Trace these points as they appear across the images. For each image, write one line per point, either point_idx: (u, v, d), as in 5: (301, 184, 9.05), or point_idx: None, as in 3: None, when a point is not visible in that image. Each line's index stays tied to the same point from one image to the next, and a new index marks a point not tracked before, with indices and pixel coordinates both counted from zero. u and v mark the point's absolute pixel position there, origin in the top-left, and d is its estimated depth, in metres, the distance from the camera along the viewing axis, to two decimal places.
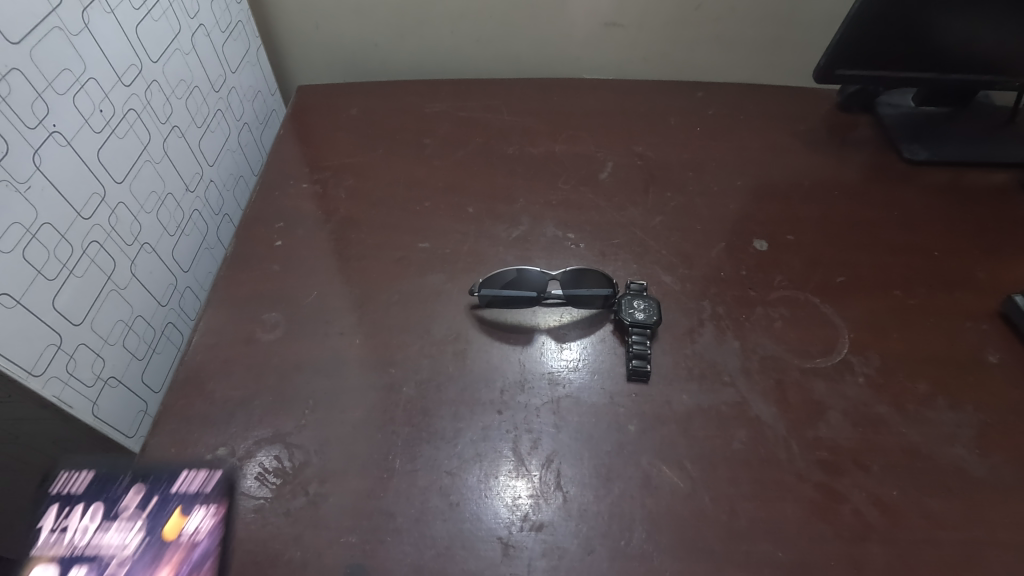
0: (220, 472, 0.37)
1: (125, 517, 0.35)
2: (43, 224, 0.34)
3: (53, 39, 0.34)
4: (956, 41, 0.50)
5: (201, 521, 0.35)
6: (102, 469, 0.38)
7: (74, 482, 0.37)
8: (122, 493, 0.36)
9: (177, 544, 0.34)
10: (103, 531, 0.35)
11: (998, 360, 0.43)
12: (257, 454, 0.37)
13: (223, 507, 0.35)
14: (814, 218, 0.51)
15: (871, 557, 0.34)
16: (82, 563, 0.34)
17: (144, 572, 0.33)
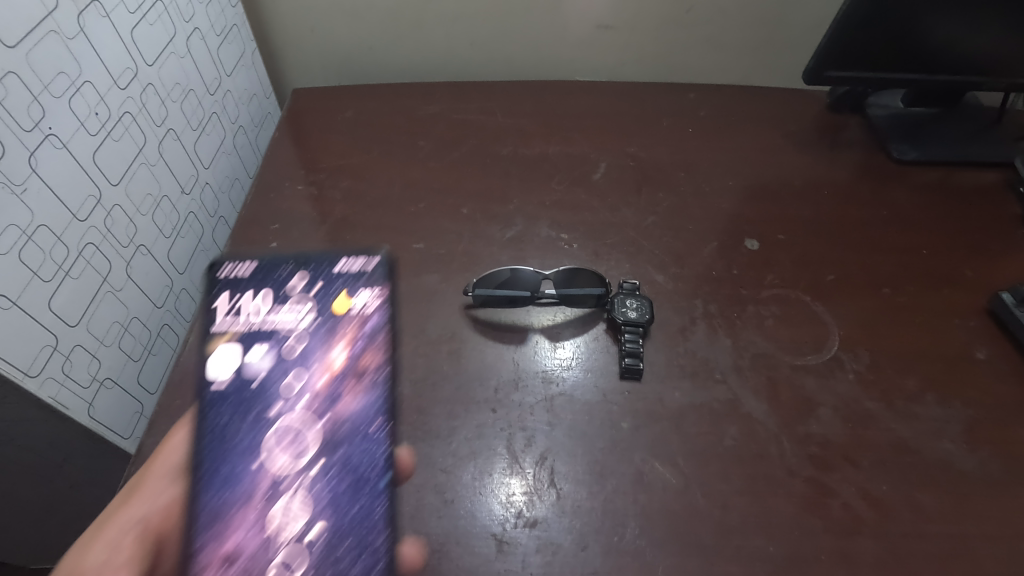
0: (372, 260, 0.37)
1: (296, 289, 0.36)
2: (39, 226, 0.34)
3: (49, 44, 0.34)
4: (942, 43, 0.51)
5: (369, 289, 0.36)
6: (238, 268, 0.36)
7: (237, 267, 0.36)
8: (281, 269, 0.36)
9: (346, 314, 0.35)
10: (272, 291, 0.36)
11: (985, 356, 0.43)
12: (292, 303, 0.35)
13: (379, 276, 0.36)
14: (804, 217, 0.51)
15: (860, 551, 0.35)
16: (263, 341, 0.34)
17: (318, 375, 0.34)
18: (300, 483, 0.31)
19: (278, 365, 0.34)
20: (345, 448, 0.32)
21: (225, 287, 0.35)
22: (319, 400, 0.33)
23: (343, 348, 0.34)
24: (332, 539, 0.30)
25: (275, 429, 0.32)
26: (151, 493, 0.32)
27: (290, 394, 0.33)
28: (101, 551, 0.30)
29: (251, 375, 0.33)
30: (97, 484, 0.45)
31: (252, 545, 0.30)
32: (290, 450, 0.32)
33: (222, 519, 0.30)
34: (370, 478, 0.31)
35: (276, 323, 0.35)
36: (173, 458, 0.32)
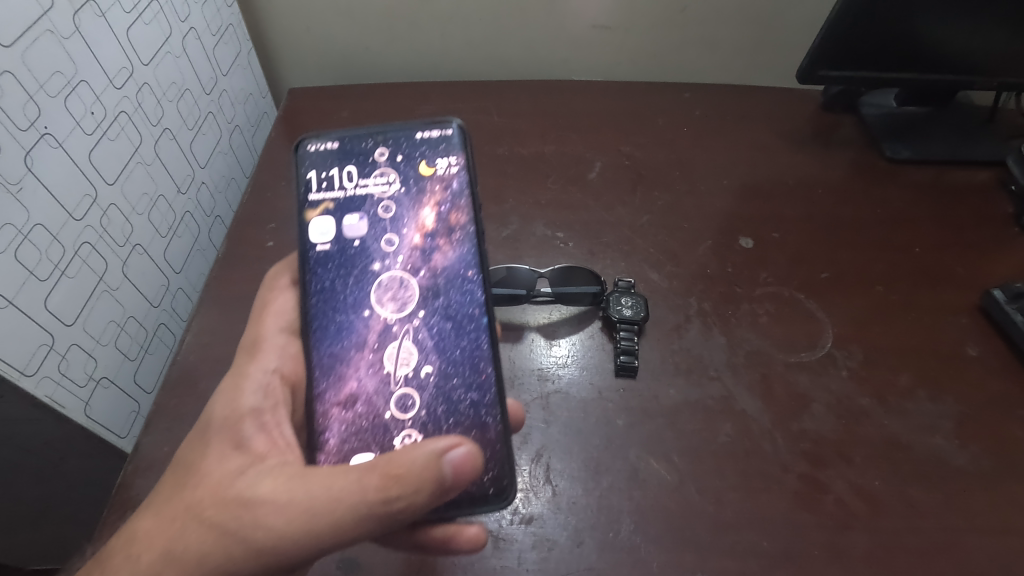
0: (447, 129, 0.40)
1: (383, 155, 0.39)
2: (34, 225, 0.34)
3: (45, 44, 0.34)
4: (934, 43, 0.51)
5: (448, 152, 0.39)
6: (330, 140, 0.39)
7: (317, 139, 0.39)
8: (362, 138, 0.39)
9: (429, 175, 0.39)
10: (359, 162, 0.39)
11: (977, 352, 0.44)
12: (376, 173, 0.39)
13: (456, 137, 0.39)
14: (798, 215, 0.52)
15: (853, 546, 0.35)
16: (356, 210, 0.38)
17: (409, 235, 0.37)
18: (407, 324, 0.35)
19: (375, 223, 0.38)
20: (443, 295, 0.36)
21: (315, 159, 0.39)
22: (416, 251, 0.37)
23: (434, 203, 0.38)
24: (443, 375, 0.34)
25: (380, 281, 0.36)
26: (274, 349, 0.35)
27: (389, 247, 0.37)
28: (251, 394, 0.32)
29: (353, 230, 0.37)
30: (93, 484, 0.45)
31: (375, 381, 0.34)
32: (393, 301, 0.36)
33: (338, 361, 0.34)
34: (472, 316, 0.35)
35: (368, 186, 0.38)
36: (285, 317, 0.36)
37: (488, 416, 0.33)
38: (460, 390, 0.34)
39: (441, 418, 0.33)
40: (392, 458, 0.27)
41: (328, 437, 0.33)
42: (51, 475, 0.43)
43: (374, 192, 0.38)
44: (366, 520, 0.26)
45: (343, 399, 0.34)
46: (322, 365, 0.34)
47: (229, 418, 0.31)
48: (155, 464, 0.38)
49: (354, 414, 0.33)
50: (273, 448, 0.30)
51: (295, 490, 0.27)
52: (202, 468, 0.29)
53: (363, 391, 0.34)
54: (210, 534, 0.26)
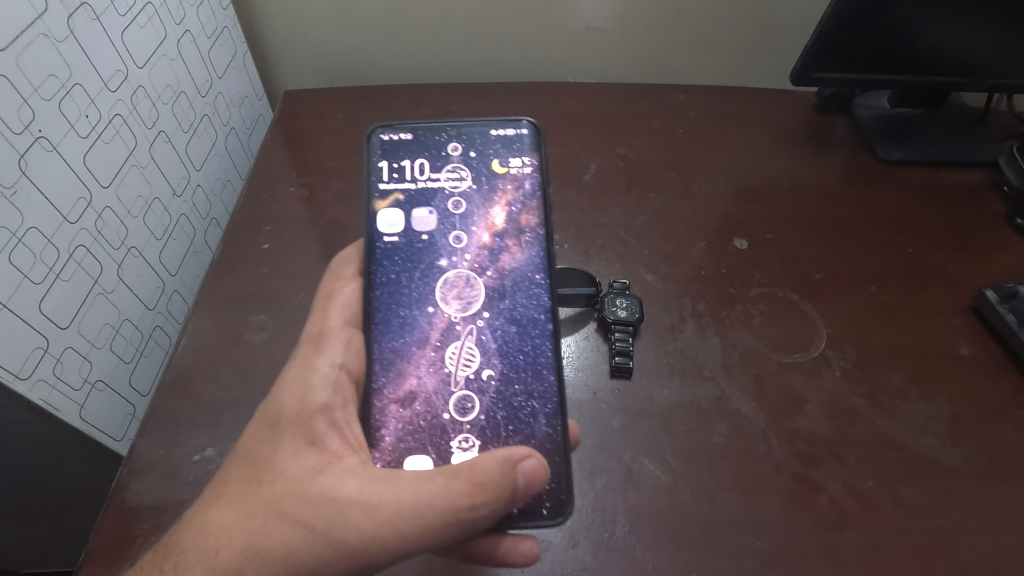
0: (521, 128, 0.41)
1: (456, 148, 0.41)
2: (29, 228, 0.34)
3: (39, 47, 0.34)
4: (926, 45, 0.51)
5: (521, 154, 0.41)
6: (406, 134, 0.41)
7: (393, 131, 0.41)
8: (438, 133, 0.41)
9: (501, 173, 0.41)
10: (431, 156, 0.41)
11: (969, 352, 0.44)
12: (448, 166, 0.41)
13: (529, 137, 0.41)
14: (791, 216, 0.52)
15: (846, 545, 0.35)
16: (422, 204, 0.40)
17: (476, 236, 0.39)
18: (470, 326, 0.37)
19: (442, 220, 0.40)
20: (510, 296, 0.38)
21: (388, 151, 0.41)
22: (482, 253, 0.39)
23: (504, 203, 0.40)
24: (505, 377, 0.36)
25: (444, 281, 0.38)
26: (341, 342, 0.34)
27: (455, 247, 0.39)
28: (324, 390, 0.31)
29: (419, 226, 0.39)
30: (88, 488, 0.45)
31: (435, 380, 0.36)
32: (456, 302, 0.38)
33: (400, 358, 0.36)
34: (538, 318, 0.37)
35: (440, 182, 0.40)
36: (349, 306, 0.36)
37: (551, 420, 0.35)
38: (523, 392, 0.35)
39: (503, 417, 0.35)
40: (474, 465, 0.28)
41: (387, 434, 0.34)
42: (46, 479, 0.43)
43: (445, 188, 0.40)
44: (450, 526, 0.27)
45: (404, 397, 0.35)
46: (388, 362, 0.36)
47: (301, 412, 0.30)
48: (151, 466, 0.38)
49: (412, 411, 0.35)
50: (347, 445, 0.30)
51: (381, 492, 0.27)
52: (278, 465, 0.28)
53: (423, 390, 0.35)
54: (295, 531, 0.27)
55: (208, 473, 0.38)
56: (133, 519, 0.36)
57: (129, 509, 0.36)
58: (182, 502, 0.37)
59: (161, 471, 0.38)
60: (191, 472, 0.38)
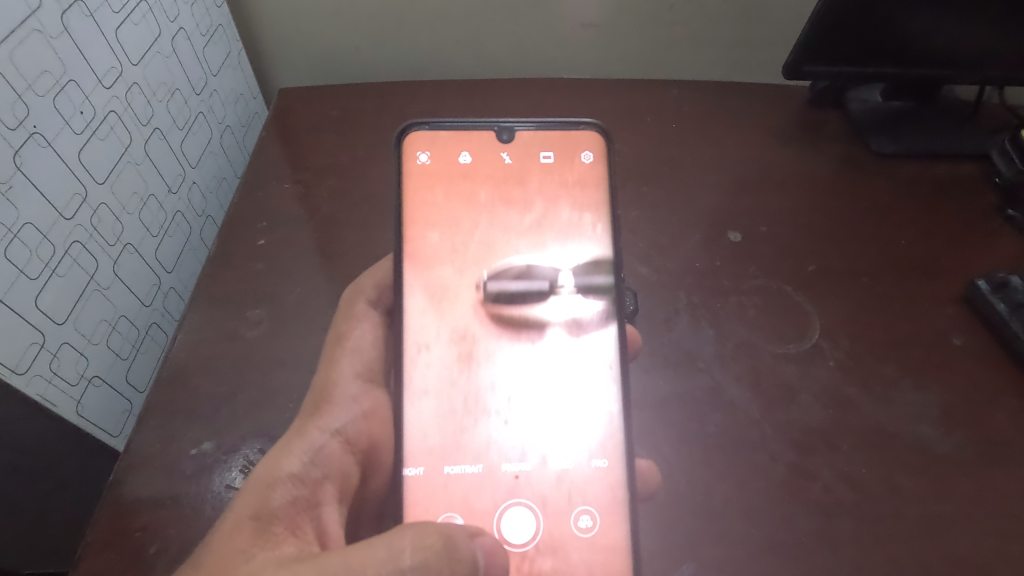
0: (582, 129, 0.39)
1: (517, 151, 0.39)
2: (24, 223, 0.35)
3: (33, 43, 0.35)
4: (917, 37, 0.52)
5: (588, 159, 0.39)
6: (453, 139, 0.39)
7: (434, 134, 0.39)
8: (494, 134, 0.39)
9: (569, 186, 0.39)
10: (488, 160, 0.39)
11: (961, 342, 0.44)
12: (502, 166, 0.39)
13: (597, 138, 0.39)
14: (786, 209, 0.52)
15: (839, 531, 0.36)
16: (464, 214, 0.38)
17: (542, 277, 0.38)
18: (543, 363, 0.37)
19: (503, 247, 0.38)
20: (590, 330, 0.37)
21: (435, 157, 0.39)
22: (556, 284, 0.38)
23: (574, 224, 0.39)
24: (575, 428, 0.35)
25: (514, 312, 0.37)
26: (346, 402, 0.37)
27: (520, 276, 0.38)
28: (297, 458, 0.33)
29: (484, 252, 0.38)
30: (85, 486, 0.45)
31: (494, 430, 0.35)
32: (529, 338, 0.37)
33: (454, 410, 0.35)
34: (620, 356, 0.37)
35: (499, 204, 0.38)
36: (361, 361, 0.39)
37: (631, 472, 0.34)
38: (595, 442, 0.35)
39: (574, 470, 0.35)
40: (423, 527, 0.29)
41: (428, 496, 0.34)
42: (46, 477, 0.43)
43: (517, 198, 0.38)
44: None
45: (462, 451, 0.35)
46: (439, 422, 0.35)
47: (265, 478, 0.32)
48: (148, 461, 0.38)
49: (464, 472, 0.34)
50: (292, 531, 0.30)
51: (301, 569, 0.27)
52: (215, 542, 0.29)
53: (470, 446, 0.35)
54: None
55: (204, 466, 0.38)
56: (131, 513, 0.37)
57: (126, 503, 0.37)
58: (178, 495, 0.37)
59: (158, 465, 0.38)
60: (188, 466, 0.38)
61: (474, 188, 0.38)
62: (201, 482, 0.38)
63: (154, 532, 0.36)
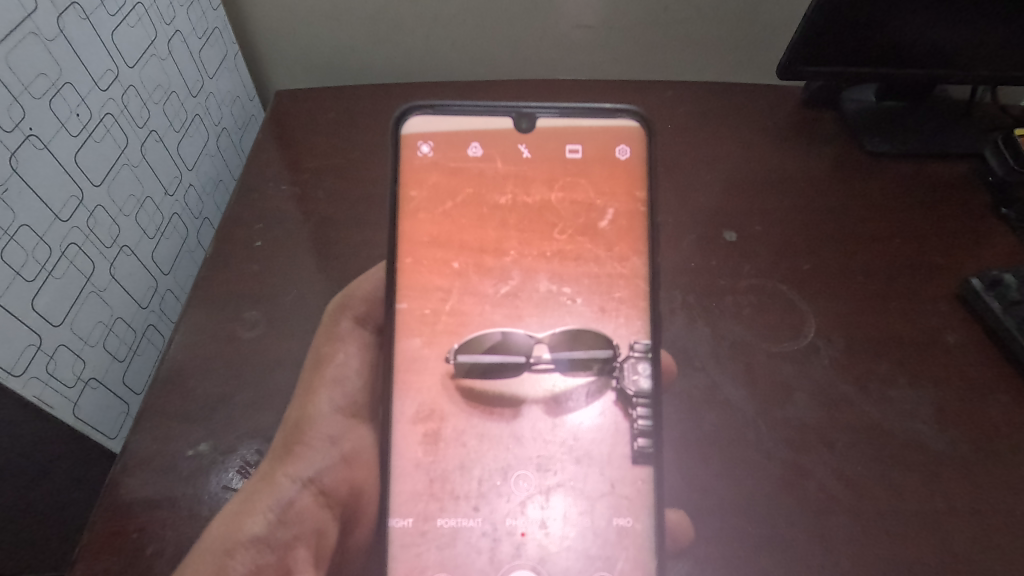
0: (619, 118, 0.38)
1: (536, 141, 0.38)
2: (20, 225, 0.35)
3: (29, 45, 0.35)
4: (910, 37, 0.52)
5: (622, 154, 0.38)
6: (469, 123, 0.38)
7: (445, 116, 0.38)
8: (495, 167, 0.38)
9: (548, 258, 0.38)
10: (501, 146, 0.38)
11: (955, 340, 0.45)
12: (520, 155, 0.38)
13: (637, 132, 0.38)
14: (780, 209, 0.52)
15: (834, 527, 0.37)
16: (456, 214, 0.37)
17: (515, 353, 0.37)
18: (517, 445, 0.36)
19: (476, 318, 0.37)
20: (567, 412, 0.36)
21: (442, 144, 0.38)
22: (532, 357, 0.37)
23: (553, 298, 0.37)
24: (570, 480, 0.36)
25: (488, 387, 0.36)
26: (319, 450, 0.38)
27: (496, 348, 0.37)
28: (258, 519, 0.34)
29: (454, 321, 0.37)
30: (75, 492, 0.45)
31: (471, 493, 0.35)
32: (501, 416, 0.36)
33: (441, 461, 0.36)
34: (605, 430, 0.36)
35: (473, 271, 0.37)
36: (341, 402, 0.39)
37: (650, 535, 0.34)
38: (596, 497, 0.35)
39: (565, 524, 0.35)
40: None
41: (409, 553, 0.34)
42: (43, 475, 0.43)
43: (532, 184, 0.38)
44: None
45: (439, 506, 0.35)
46: (420, 473, 0.35)
47: (224, 542, 0.33)
48: (144, 462, 0.39)
49: (453, 523, 0.35)
50: None
51: None
52: None
53: (453, 498, 0.35)
54: None
55: (201, 467, 0.38)
56: (127, 514, 0.37)
57: (122, 504, 0.37)
58: (175, 496, 0.37)
59: (154, 466, 0.38)
60: (185, 467, 0.38)
61: (483, 173, 0.38)
62: (198, 482, 0.38)
63: (151, 533, 0.36)
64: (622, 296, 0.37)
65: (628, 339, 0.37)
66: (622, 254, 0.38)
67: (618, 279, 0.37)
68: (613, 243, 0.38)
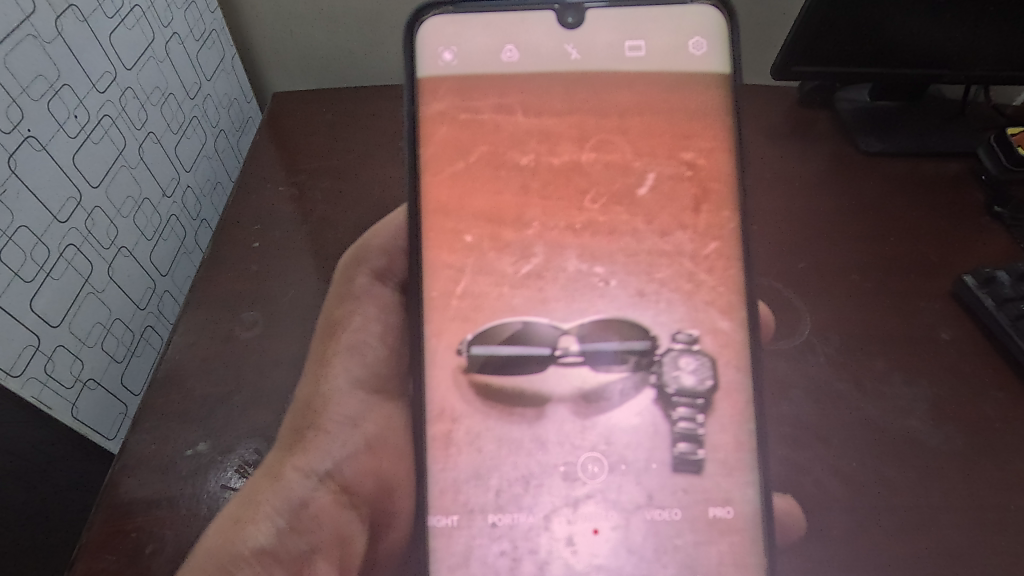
0: (692, 7, 0.36)
1: (581, 35, 0.36)
2: (19, 226, 0.35)
3: (27, 48, 0.35)
4: (903, 37, 0.53)
5: (694, 45, 0.36)
6: (504, 22, 0.36)
7: (484, 16, 0.36)
8: (514, 121, 0.36)
9: (576, 231, 0.36)
10: (540, 42, 0.36)
11: (949, 337, 0.45)
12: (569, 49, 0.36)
13: (715, 23, 0.36)
14: (775, 208, 0.53)
15: (829, 523, 0.37)
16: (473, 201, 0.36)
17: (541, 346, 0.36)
18: (541, 450, 0.35)
19: (494, 299, 0.36)
20: (603, 411, 0.35)
21: (469, 47, 0.36)
22: (558, 349, 0.36)
23: (583, 279, 0.36)
24: (600, 490, 0.35)
25: (506, 381, 0.35)
26: (338, 430, 0.38)
27: (517, 339, 0.36)
28: (264, 523, 0.34)
29: (467, 305, 0.36)
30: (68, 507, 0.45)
31: (497, 495, 0.34)
32: (522, 416, 0.35)
33: (452, 468, 0.34)
34: (643, 429, 0.35)
35: (489, 245, 0.36)
36: (358, 378, 0.40)
37: (702, 559, 0.33)
38: (630, 510, 0.34)
39: (593, 538, 0.34)
40: None
41: (454, 549, 0.33)
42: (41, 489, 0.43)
43: (578, 83, 0.36)
44: None
45: (464, 501, 0.34)
46: (451, 468, 0.34)
47: (226, 545, 0.32)
48: (143, 462, 0.39)
49: (507, 521, 0.34)
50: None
51: None
52: None
53: (470, 512, 0.34)
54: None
55: (199, 466, 0.39)
56: (126, 513, 0.37)
57: (121, 503, 0.37)
58: (173, 496, 0.37)
59: (153, 465, 0.39)
60: (184, 466, 0.39)
61: (526, 83, 0.36)
62: (197, 481, 0.38)
63: (150, 532, 0.36)
64: (664, 276, 0.36)
65: (670, 328, 0.36)
66: (662, 227, 0.36)
67: (659, 258, 0.36)
68: (653, 214, 0.36)
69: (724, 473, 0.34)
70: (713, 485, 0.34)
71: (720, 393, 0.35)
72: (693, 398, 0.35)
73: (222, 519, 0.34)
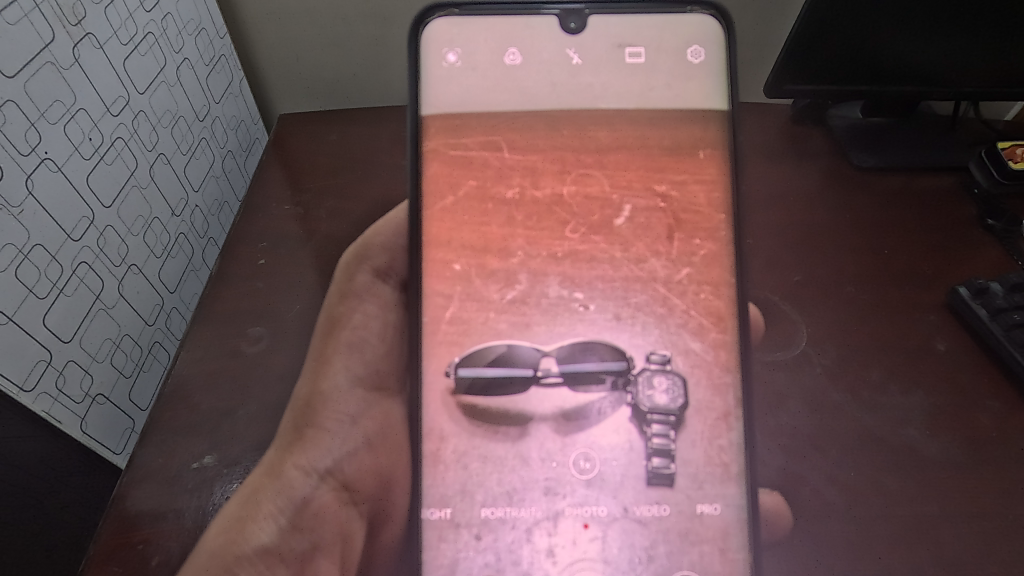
0: (698, 15, 0.37)
1: (582, 40, 0.37)
2: (34, 245, 0.36)
3: (46, 74, 0.37)
4: (892, 54, 0.54)
5: (695, 54, 0.37)
6: (508, 25, 0.37)
7: (490, 19, 0.37)
8: (500, 158, 0.37)
9: (557, 259, 0.37)
10: (544, 47, 0.37)
11: (945, 348, 0.45)
12: (569, 53, 0.37)
13: (716, 30, 0.37)
14: (771, 221, 0.54)
15: (827, 533, 0.38)
16: (463, 235, 0.37)
17: (521, 369, 0.36)
18: (524, 466, 0.35)
19: (479, 326, 0.37)
20: (576, 426, 0.36)
21: (475, 50, 0.37)
22: (540, 370, 0.36)
23: (564, 304, 0.37)
24: (578, 502, 0.35)
25: (490, 401, 0.36)
26: (337, 431, 0.40)
27: (500, 361, 0.36)
28: (263, 523, 0.35)
29: (456, 330, 0.37)
30: (64, 527, 0.45)
31: (490, 502, 0.35)
32: (506, 435, 0.36)
33: (440, 484, 0.35)
34: (620, 449, 0.36)
35: (476, 273, 0.37)
36: (355, 374, 0.41)
37: (675, 567, 0.34)
38: (607, 522, 0.35)
39: (577, 549, 0.34)
40: None
41: (446, 543, 0.34)
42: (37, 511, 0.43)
43: (577, 88, 0.37)
44: None
45: (456, 501, 0.35)
46: (444, 483, 0.35)
47: (224, 549, 0.34)
48: (150, 475, 0.40)
49: (511, 529, 0.34)
50: None
51: None
52: None
53: (474, 522, 0.34)
54: None
55: (205, 480, 0.39)
56: (133, 527, 0.38)
57: (128, 515, 0.38)
58: (180, 509, 0.38)
59: (159, 478, 0.39)
60: (190, 479, 0.39)
61: (509, 106, 0.38)
62: (203, 495, 0.39)
63: (157, 544, 0.37)
64: (639, 304, 0.37)
65: (645, 349, 0.37)
66: (638, 256, 0.37)
67: (634, 284, 0.37)
68: (629, 244, 0.37)
69: (695, 486, 0.35)
70: (685, 499, 0.35)
71: (692, 411, 0.35)
72: (667, 414, 0.35)
73: (222, 520, 0.36)
